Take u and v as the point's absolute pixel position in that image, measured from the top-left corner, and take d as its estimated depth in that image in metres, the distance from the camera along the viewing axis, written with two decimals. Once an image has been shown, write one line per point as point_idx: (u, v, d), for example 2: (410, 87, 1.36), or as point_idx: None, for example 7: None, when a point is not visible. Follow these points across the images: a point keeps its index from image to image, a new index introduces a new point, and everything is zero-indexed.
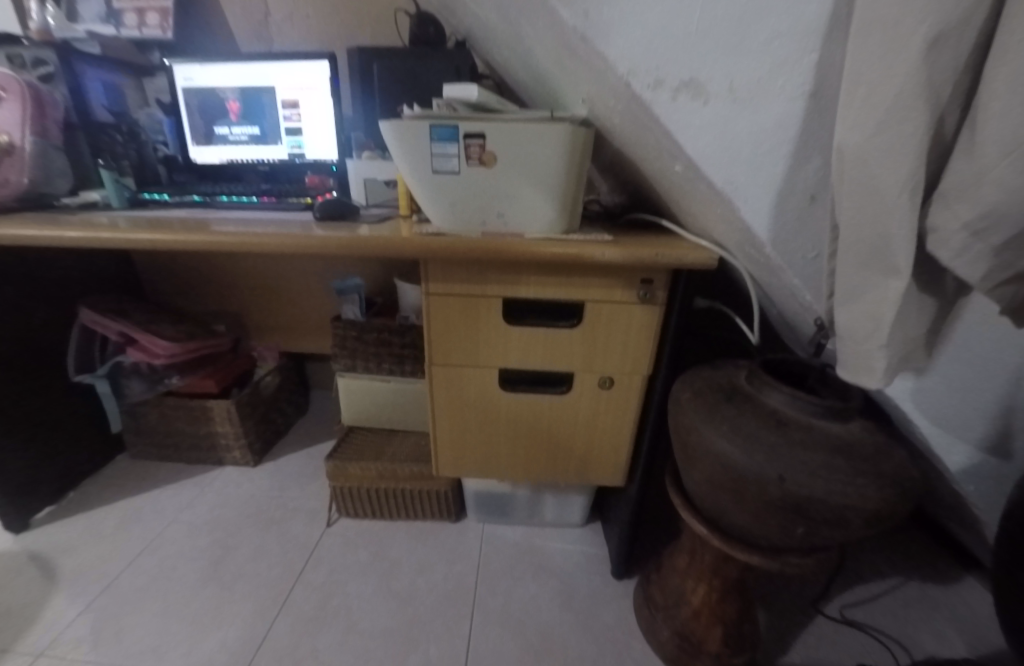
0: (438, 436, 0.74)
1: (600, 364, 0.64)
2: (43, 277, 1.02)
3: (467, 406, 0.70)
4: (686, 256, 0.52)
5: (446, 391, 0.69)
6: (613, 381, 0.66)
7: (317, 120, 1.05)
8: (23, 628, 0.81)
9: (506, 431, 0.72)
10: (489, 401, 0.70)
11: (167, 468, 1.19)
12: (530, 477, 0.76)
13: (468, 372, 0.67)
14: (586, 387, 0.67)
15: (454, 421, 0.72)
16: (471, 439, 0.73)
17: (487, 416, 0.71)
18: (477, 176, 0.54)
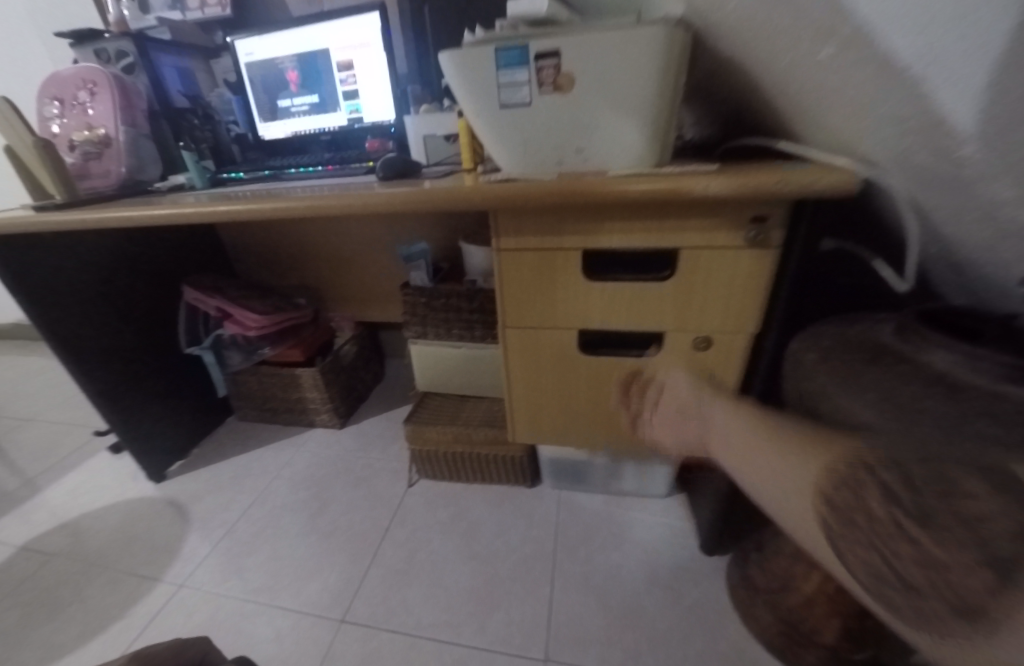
0: (513, 402, 0.71)
1: (696, 322, 0.56)
2: (150, 258, 1.13)
3: (544, 370, 0.66)
4: (820, 180, 0.41)
5: (521, 356, 0.65)
6: (711, 341, 0.57)
7: (372, 79, 1.00)
8: (168, 559, 0.95)
9: (585, 396, 0.67)
10: (567, 365, 0.65)
11: (268, 429, 1.31)
12: (613, 445, 0.71)
13: (544, 334, 0.62)
14: (679, 348, 0.59)
15: (530, 386, 0.68)
16: (548, 405, 0.69)
17: (565, 380, 0.66)
18: (550, 106, 0.46)
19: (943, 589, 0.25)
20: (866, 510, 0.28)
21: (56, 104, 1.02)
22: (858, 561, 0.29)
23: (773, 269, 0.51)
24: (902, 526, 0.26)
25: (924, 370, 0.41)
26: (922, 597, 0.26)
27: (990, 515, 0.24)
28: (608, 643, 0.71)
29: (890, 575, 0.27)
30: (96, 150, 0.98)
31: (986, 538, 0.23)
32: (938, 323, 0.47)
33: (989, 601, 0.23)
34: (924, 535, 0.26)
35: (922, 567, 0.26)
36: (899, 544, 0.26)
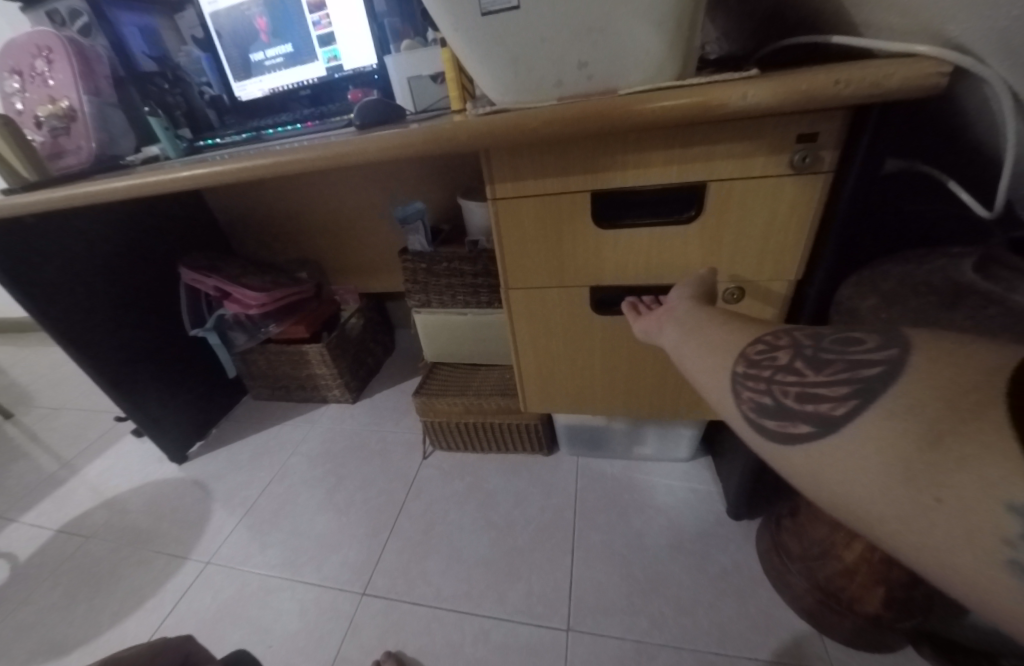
0: (524, 371, 0.65)
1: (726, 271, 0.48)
2: (138, 238, 1.08)
3: (555, 333, 0.60)
4: (896, 72, 0.32)
5: (528, 319, 0.59)
6: (743, 293, 0.50)
7: (349, 18, 0.88)
8: (196, 536, 0.96)
9: (601, 361, 0.61)
10: (580, 326, 0.58)
11: (282, 406, 1.30)
12: (633, 412, 0.66)
13: (552, 294, 0.55)
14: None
15: (540, 352, 0.62)
16: (562, 372, 0.64)
17: (579, 344, 0.60)
18: (543, 8, 0.37)
19: (816, 411, 0.27)
20: (774, 360, 0.31)
21: (15, 77, 0.94)
22: (748, 399, 0.31)
23: (822, 198, 0.42)
24: (799, 367, 0.29)
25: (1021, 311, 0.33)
26: (788, 420, 0.28)
27: (870, 353, 0.26)
28: (634, 612, 0.68)
29: (769, 404, 0.29)
30: (63, 125, 0.91)
31: (857, 371, 0.26)
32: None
33: (835, 414, 0.26)
34: (811, 371, 0.28)
35: (801, 397, 0.28)
36: (789, 381, 0.29)
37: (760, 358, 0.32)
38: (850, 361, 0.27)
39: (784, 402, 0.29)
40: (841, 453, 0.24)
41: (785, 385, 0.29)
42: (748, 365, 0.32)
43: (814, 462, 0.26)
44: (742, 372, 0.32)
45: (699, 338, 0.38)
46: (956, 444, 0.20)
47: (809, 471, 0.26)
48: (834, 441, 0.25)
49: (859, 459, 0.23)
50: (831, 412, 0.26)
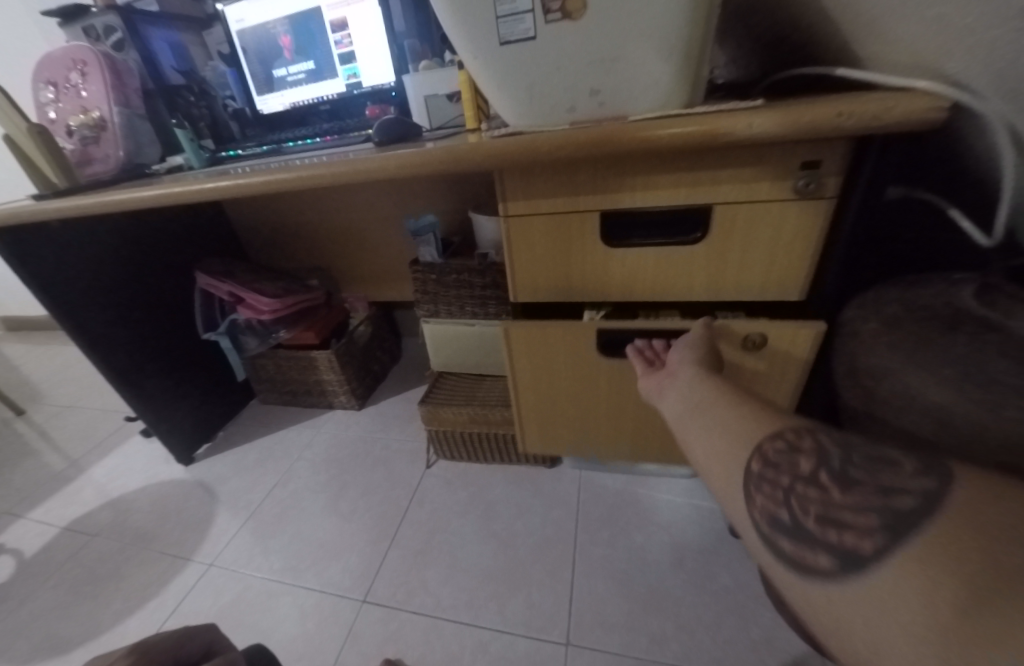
0: (523, 407, 0.66)
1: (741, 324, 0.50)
2: (156, 244, 1.11)
3: (555, 372, 0.61)
4: (894, 106, 0.33)
5: (529, 357, 0.60)
6: (764, 341, 0.50)
7: (369, 39, 0.92)
8: (199, 539, 0.96)
9: (603, 399, 0.62)
10: (585, 365, 0.59)
11: (289, 411, 1.32)
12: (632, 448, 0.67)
13: (556, 333, 0.56)
14: (729, 347, 0.52)
15: (540, 391, 0.64)
16: (560, 409, 0.65)
17: (580, 384, 0.61)
18: (559, 38, 0.39)
19: (836, 539, 0.26)
20: (794, 466, 0.30)
21: (50, 88, 0.98)
22: (762, 507, 0.31)
23: (825, 223, 0.44)
24: (821, 481, 0.28)
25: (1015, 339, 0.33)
26: (807, 546, 0.27)
27: (902, 483, 0.25)
28: (634, 629, 0.68)
29: (787, 521, 0.29)
30: (93, 134, 0.95)
31: (887, 500, 0.25)
32: None
33: (859, 549, 0.25)
34: (835, 489, 0.27)
35: (821, 520, 0.27)
36: (810, 496, 0.28)
37: (780, 460, 0.31)
38: (881, 486, 0.26)
39: (804, 521, 0.28)
40: (864, 598, 0.23)
41: (805, 501, 0.29)
42: (767, 465, 0.32)
43: (834, 602, 0.25)
44: (758, 471, 0.32)
45: (707, 418, 0.40)
46: (977, 612, 0.19)
47: (828, 608, 0.25)
48: (857, 584, 0.24)
49: (880, 608, 0.22)
50: (855, 546, 0.25)
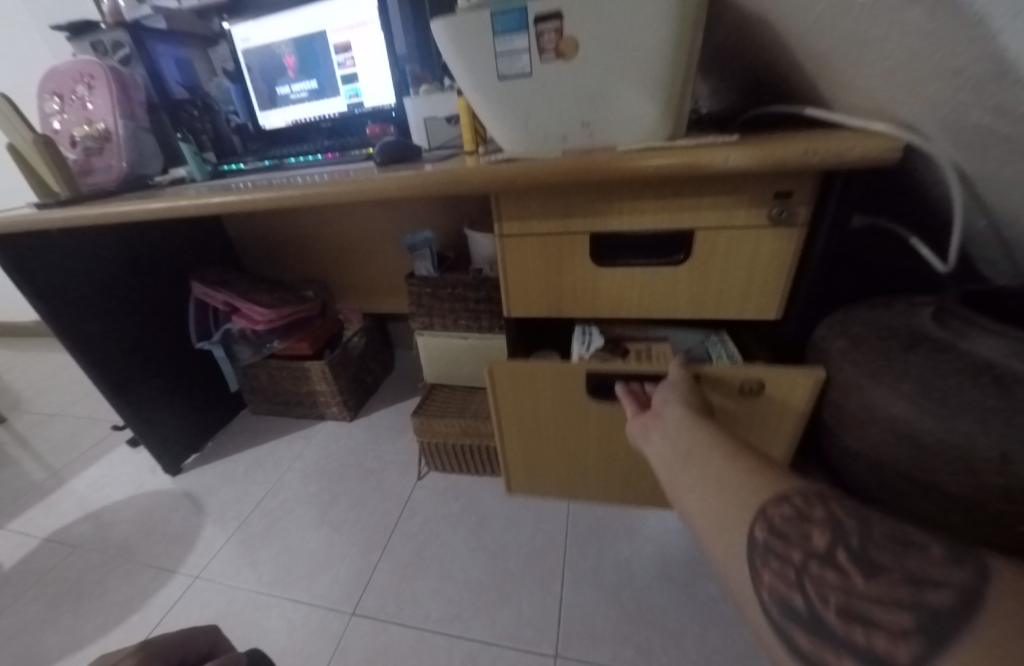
0: (508, 443, 0.69)
1: (729, 372, 0.50)
2: (153, 254, 1.12)
3: (539, 411, 0.63)
4: (854, 147, 0.37)
5: (513, 396, 0.62)
6: (761, 387, 0.50)
7: (371, 62, 0.96)
8: (185, 551, 0.95)
9: (586, 437, 0.65)
10: (571, 401, 0.60)
11: (280, 421, 1.31)
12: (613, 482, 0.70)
13: (540, 371, 0.58)
14: (722, 394, 0.51)
15: (523, 428, 0.66)
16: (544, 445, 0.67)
17: (564, 423, 0.63)
18: (553, 76, 0.42)
19: (860, 639, 0.22)
20: (806, 541, 0.27)
21: (56, 99, 1.00)
22: (771, 588, 0.27)
23: (798, 249, 0.47)
24: (839, 562, 0.25)
25: (969, 358, 0.36)
26: (824, 643, 0.23)
27: (933, 571, 0.22)
28: (621, 641, 0.69)
29: (801, 608, 0.25)
30: (97, 145, 0.97)
31: (919, 593, 0.22)
32: (982, 305, 0.42)
33: (894, 657, 0.20)
34: (856, 573, 0.24)
35: (841, 611, 0.23)
36: (826, 578, 0.25)
37: (788, 530, 0.28)
38: (910, 572, 0.23)
39: (822, 611, 0.24)
40: None
41: (821, 585, 0.25)
42: (771, 532, 0.29)
43: None
44: (762, 540, 0.29)
45: (694, 468, 0.38)
46: None
47: None
48: None
49: None
50: (886, 652, 0.21)
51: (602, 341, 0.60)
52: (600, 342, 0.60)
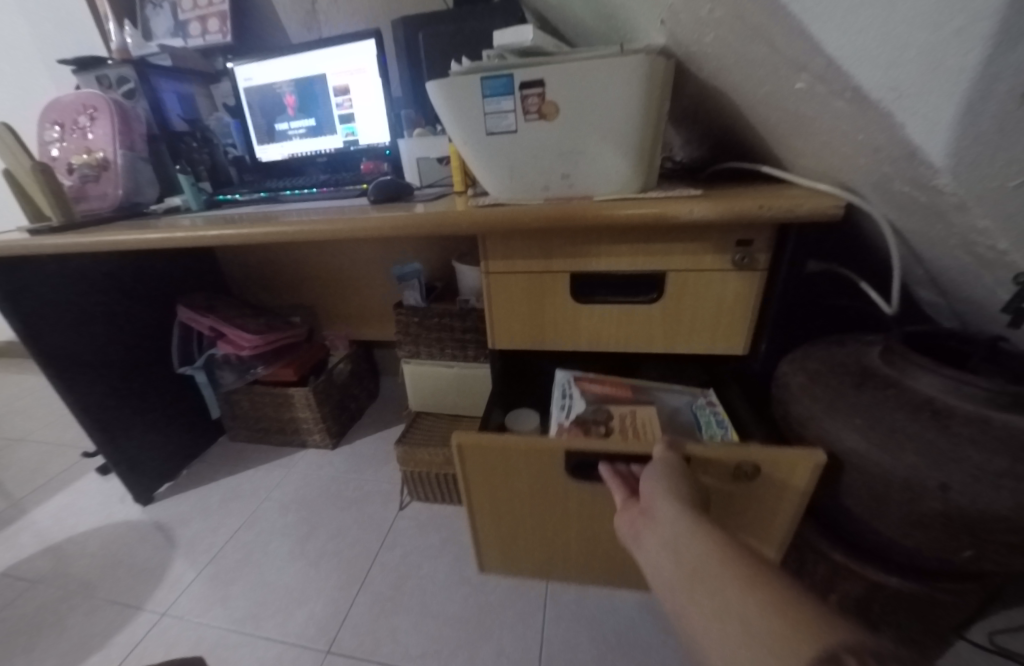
0: (480, 519, 0.63)
1: (721, 454, 0.45)
2: (142, 279, 1.12)
3: (512, 486, 0.58)
4: (802, 204, 0.41)
5: (484, 473, 0.57)
6: (757, 470, 0.45)
7: (368, 104, 1.02)
8: (152, 586, 0.91)
9: (565, 513, 0.60)
10: (547, 471, 0.55)
11: (259, 449, 1.29)
12: (590, 550, 0.65)
13: (513, 443, 0.53)
14: (715, 476, 0.46)
15: (495, 504, 0.61)
16: (520, 520, 0.62)
17: (540, 498, 0.59)
18: (535, 133, 0.47)
19: None
20: None
21: (57, 128, 1.02)
22: None
23: (760, 292, 0.51)
24: None
25: (910, 395, 0.40)
26: None
27: None
28: None
29: None
30: (94, 173, 0.99)
31: None
32: (922, 344, 0.46)
33: None
34: None
35: None
36: None
37: None
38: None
39: None
40: None
41: None
42: None
43: None
44: None
45: (708, 598, 0.31)
46: None
47: None
48: None
49: None
50: None
51: (584, 407, 0.58)
52: (581, 408, 0.58)
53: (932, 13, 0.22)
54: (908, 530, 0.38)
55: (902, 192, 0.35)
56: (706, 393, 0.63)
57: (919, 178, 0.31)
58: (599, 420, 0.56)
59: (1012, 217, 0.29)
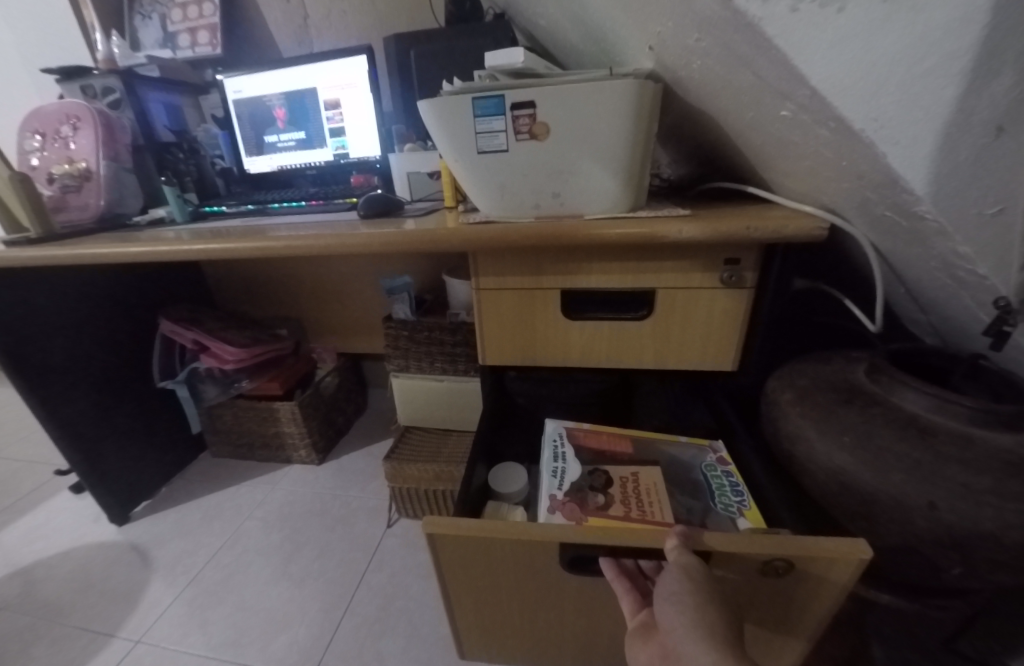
0: (460, 616, 0.49)
1: (745, 550, 0.35)
2: (123, 291, 1.10)
3: (502, 583, 0.44)
4: (788, 226, 0.42)
5: (462, 575, 0.43)
6: (790, 567, 0.36)
7: (359, 118, 1.02)
8: (126, 612, 0.87)
9: (560, 617, 0.47)
10: (537, 575, 0.42)
11: (242, 465, 1.25)
12: (598, 657, 0.51)
13: (494, 543, 0.40)
14: (738, 572, 0.37)
15: (480, 601, 0.46)
16: (512, 619, 0.48)
17: (535, 596, 0.44)
18: (527, 152, 0.47)
19: None
20: None
21: (38, 137, 1.00)
22: None
23: (749, 309, 0.52)
24: None
25: (897, 413, 0.40)
26: None
27: None
28: None
29: None
30: (75, 183, 0.96)
31: None
32: (906, 361, 0.47)
33: None
34: None
35: None
36: None
37: None
38: None
39: None
40: None
41: None
42: None
43: None
44: None
45: None
46: None
47: None
48: None
49: None
50: None
51: (579, 471, 0.51)
52: (576, 473, 0.50)
53: (914, 50, 0.24)
54: (899, 551, 0.38)
55: (884, 216, 0.36)
56: (715, 446, 0.55)
57: (902, 205, 0.32)
58: (596, 488, 0.49)
59: (991, 247, 0.30)
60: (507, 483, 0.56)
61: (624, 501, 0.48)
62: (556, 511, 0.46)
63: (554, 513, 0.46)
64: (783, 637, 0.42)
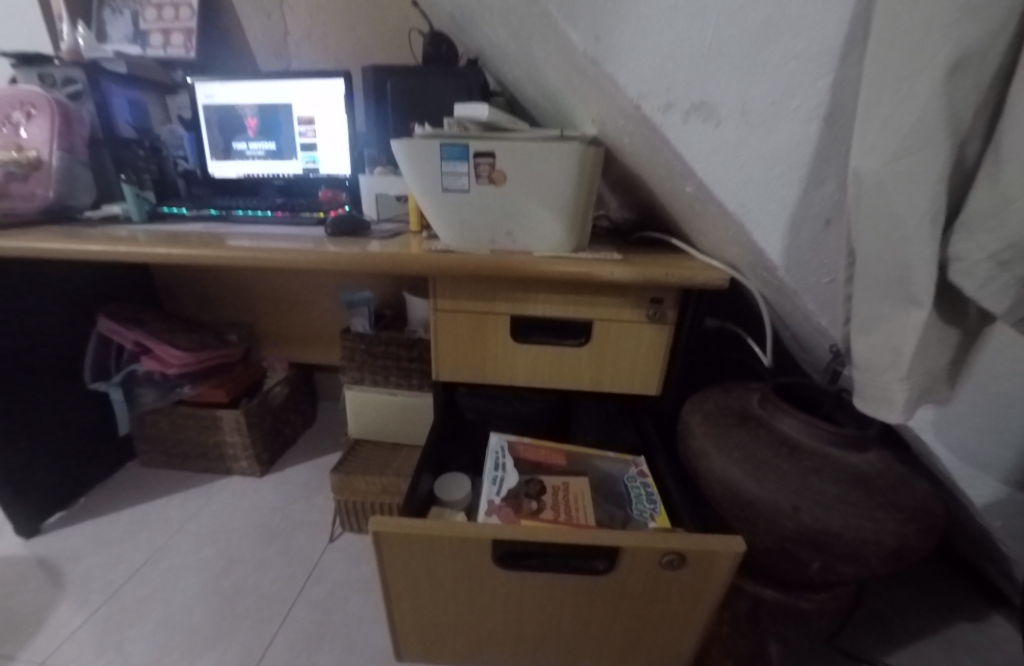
0: (399, 614, 0.51)
1: (647, 544, 0.42)
2: (60, 286, 1.04)
3: (439, 581, 0.48)
4: (698, 276, 0.51)
5: (404, 573, 0.47)
6: (683, 561, 0.43)
7: (331, 137, 1.06)
8: (27, 635, 0.80)
9: (491, 615, 0.51)
10: (472, 573, 0.46)
11: (175, 476, 1.20)
12: (526, 652, 0.55)
13: (434, 542, 0.44)
14: (643, 566, 0.44)
15: (419, 598, 0.49)
16: (449, 616, 0.51)
17: (471, 592, 0.48)
18: (485, 195, 0.54)
19: None
20: None
21: None
22: None
23: (670, 342, 0.60)
24: None
25: (775, 434, 0.50)
26: None
27: None
28: None
29: None
30: (22, 171, 0.90)
31: None
32: (789, 394, 0.57)
33: None
34: None
35: None
36: None
37: None
38: None
39: None
40: None
41: None
42: None
43: None
44: None
45: None
46: None
47: None
48: None
49: None
50: None
51: (516, 480, 0.56)
52: (513, 481, 0.56)
53: (767, 159, 0.33)
54: (775, 551, 0.46)
55: (765, 276, 0.46)
56: (637, 461, 0.63)
57: (771, 269, 0.41)
58: (531, 495, 0.55)
59: (829, 306, 0.40)
60: (452, 491, 0.60)
61: (554, 507, 0.53)
62: (493, 514, 0.51)
63: (490, 515, 0.51)
64: (678, 626, 0.49)
